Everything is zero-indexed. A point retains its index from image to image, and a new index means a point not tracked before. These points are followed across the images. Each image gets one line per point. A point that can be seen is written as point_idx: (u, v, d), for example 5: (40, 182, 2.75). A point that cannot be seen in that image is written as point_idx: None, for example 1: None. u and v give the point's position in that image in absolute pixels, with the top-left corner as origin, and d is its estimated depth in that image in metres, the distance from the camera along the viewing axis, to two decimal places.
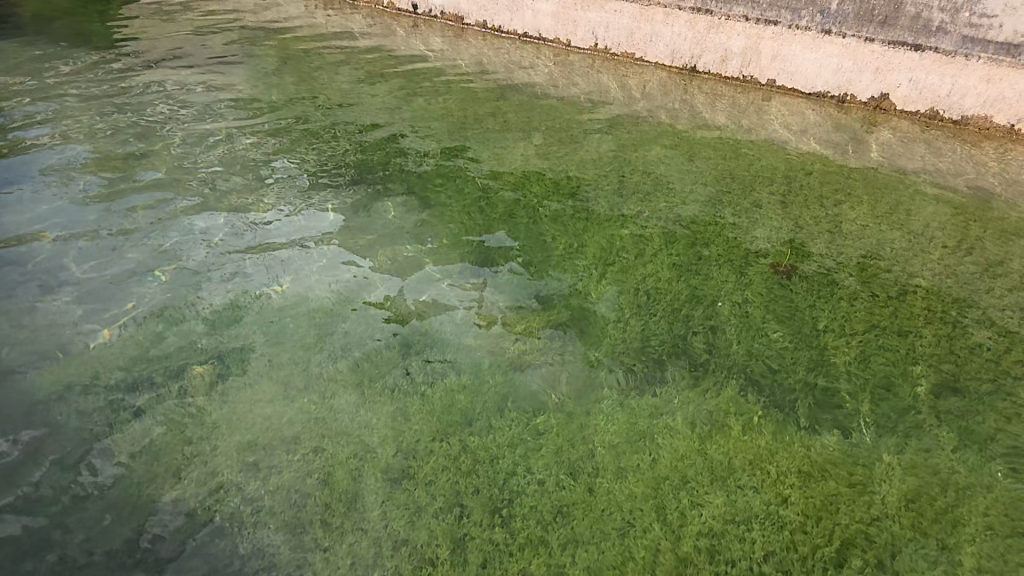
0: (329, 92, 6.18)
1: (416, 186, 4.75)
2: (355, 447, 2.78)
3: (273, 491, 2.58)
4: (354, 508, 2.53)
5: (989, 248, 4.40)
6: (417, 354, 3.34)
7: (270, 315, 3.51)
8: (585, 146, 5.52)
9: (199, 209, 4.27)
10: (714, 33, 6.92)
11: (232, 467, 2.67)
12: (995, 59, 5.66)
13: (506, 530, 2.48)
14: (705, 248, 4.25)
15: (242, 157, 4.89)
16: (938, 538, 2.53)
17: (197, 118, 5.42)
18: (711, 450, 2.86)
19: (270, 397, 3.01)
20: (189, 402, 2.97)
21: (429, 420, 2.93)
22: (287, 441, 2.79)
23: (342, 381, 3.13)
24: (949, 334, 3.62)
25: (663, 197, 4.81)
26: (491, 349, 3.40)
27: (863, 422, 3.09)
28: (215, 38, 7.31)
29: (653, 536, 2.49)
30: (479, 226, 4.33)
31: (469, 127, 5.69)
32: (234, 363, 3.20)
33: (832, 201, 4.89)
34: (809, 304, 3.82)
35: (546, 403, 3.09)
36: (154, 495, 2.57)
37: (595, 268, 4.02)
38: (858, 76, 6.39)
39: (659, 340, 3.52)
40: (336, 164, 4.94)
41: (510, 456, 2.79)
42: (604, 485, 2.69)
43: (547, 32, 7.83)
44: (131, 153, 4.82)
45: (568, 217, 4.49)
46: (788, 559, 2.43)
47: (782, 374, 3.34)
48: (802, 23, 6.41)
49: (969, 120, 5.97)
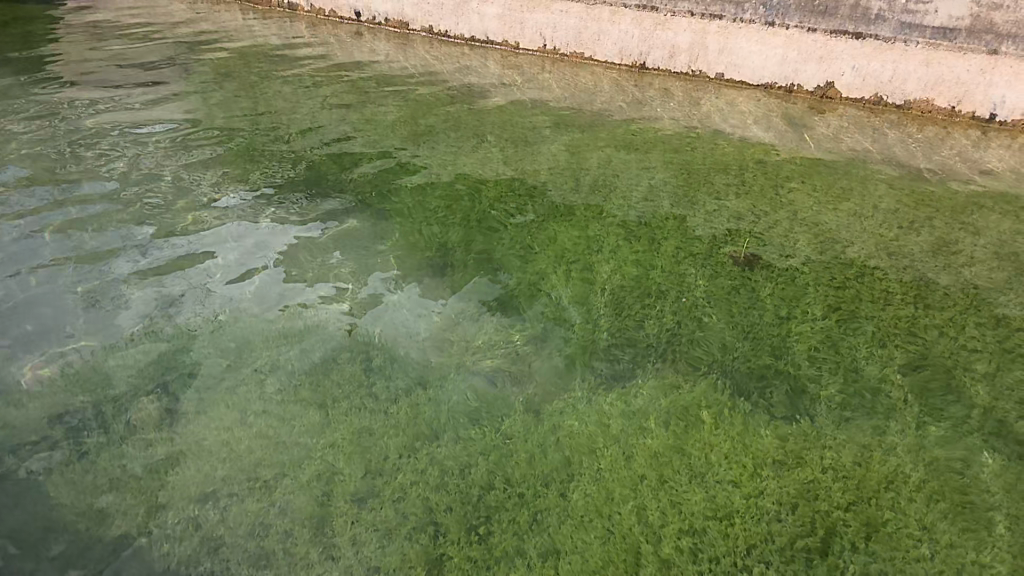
0: (275, 106, 6.02)
1: (371, 196, 4.63)
2: (319, 471, 2.65)
3: (232, 524, 2.43)
4: (321, 533, 2.41)
5: (941, 226, 4.49)
6: (379, 369, 3.22)
7: (221, 339, 3.35)
8: (540, 147, 5.47)
9: (141, 234, 4.06)
10: (661, 30, 6.98)
11: (187, 503, 2.51)
12: (933, 44, 5.86)
13: (480, 545, 2.39)
14: (666, 243, 4.23)
15: (185, 177, 4.70)
16: (915, 516, 2.52)
17: (135, 138, 5.19)
18: (686, 446, 2.80)
19: (224, 424, 2.85)
20: (140, 436, 2.81)
21: (397, 436, 2.81)
22: (246, 470, 2.64)
23: (302, 403, 2.99)
24: (909, 314, 3.67)
25: (620, 194, 4.80)
26: (458, 358, 3.30)
27: (833, 406, 3.09)
28: (150, 55, 7.06)
29: (634, 539, 2.42)
30: (438, 234, 4.24)
31: (422, 134, 5.60)
32: (185, 393, 3.03)
33: (786, 189, 4.94)
34: (771, 292, 3.83)
35: (517, 410, 3.00)
36: (103, 539, 2.39)
37: (557, 269, 3.96)
38: (803, 66, 6.50)
39: (626, 338, 3.47)
40: (286, 178, 4.79)
41: (482, 467, 2.69)
42: (582, 491, 2.61)
43: (494, 35, 7.78)
44: (64, 178, 4.57)
45: (527, 220, 4.43)
46: (769, 551, 2.39)
47: (751, 364, 3.32)
48: (745, 16, 6.51)
49: (912, 104, 6.15)
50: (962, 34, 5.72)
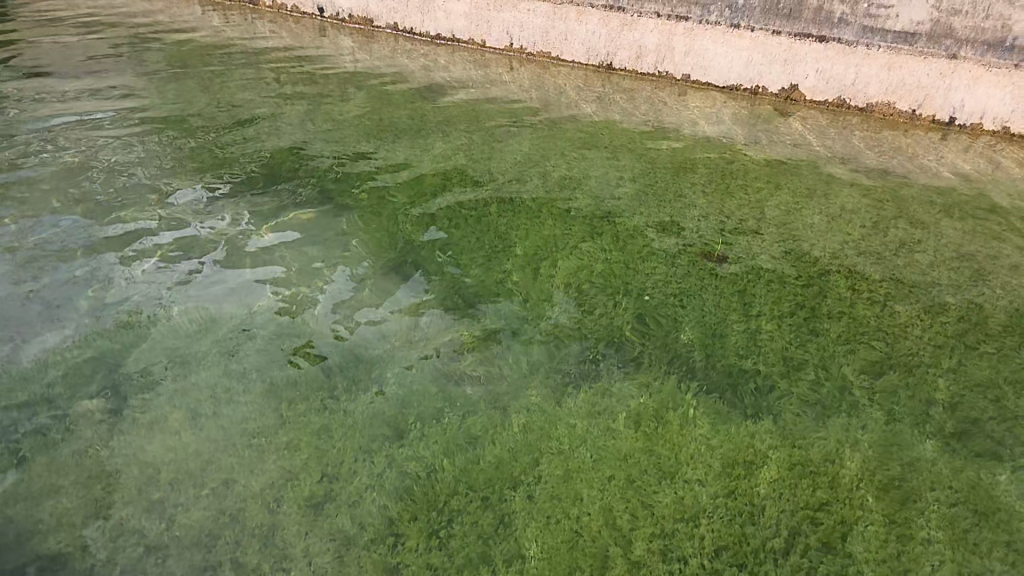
0: (233, 101, 5.86)
1: (333, 193, 4.51)
2: (273, 476, 2.51)
3: (179, 534, 2.29)
4: (273, 542, 2.27)
5: (903, 226, 4.54)
6: (339, 368, 3.10)
7: (172, 338, 3.20)
8: (506, 145, 5.41)
9: (88, 230, 3.87)
10: (628, 30, 6.99)
11: (132, 510, 2.37)
12: (894, 47, 5.96)
13: (443, 550, 2.29)
14: (632, 241, 4.19)
15: (138, 171, 4.52)
16: (885, 515, 2.49)
17: (85, 132, 4.98)
18: (656, 447, 2.74)
19: (172, 428, 2.70)
20: (83, 439, 2.65)
21: (355, 438, 2.70)
22: (194, 475, 2.50)
23: (256, 404, 2.85)
24: (875, 312, 3.68)
25: (587, 193, 4.76)
26: (420, 356, 3.20)
27: (801, 403, 3.06)
28: (102, 48, 6.81)
29: (605, 542, 2.34)
30: (402, 231, 4.14)
31: (387, 131, 5.50)
32: (132, 394, 2.87)
33: (752, 188, 4.96)
34: (738, 290, 3.81)
35: (481, 411, 2.90)
36: (39, 549, 2.24)
37: (524, 267, 3.89)
38: (768, 68, 6.56)
39: (595, 337, 3.40)
40: (244, 174, 4.65)
41: (446, 471, 2.59)
42: (549, 491, 2.53)
43: (460, 32, 7.72)
44: (7, 172, 4.35)
45: (492, 218, 4.34)
46: (741, 553, 2.33)
47: (718, 362, 3.29)
48: (711, 18, 6.54)
49: (874, 107, 6.26)
50: (923, 38, 5.81)
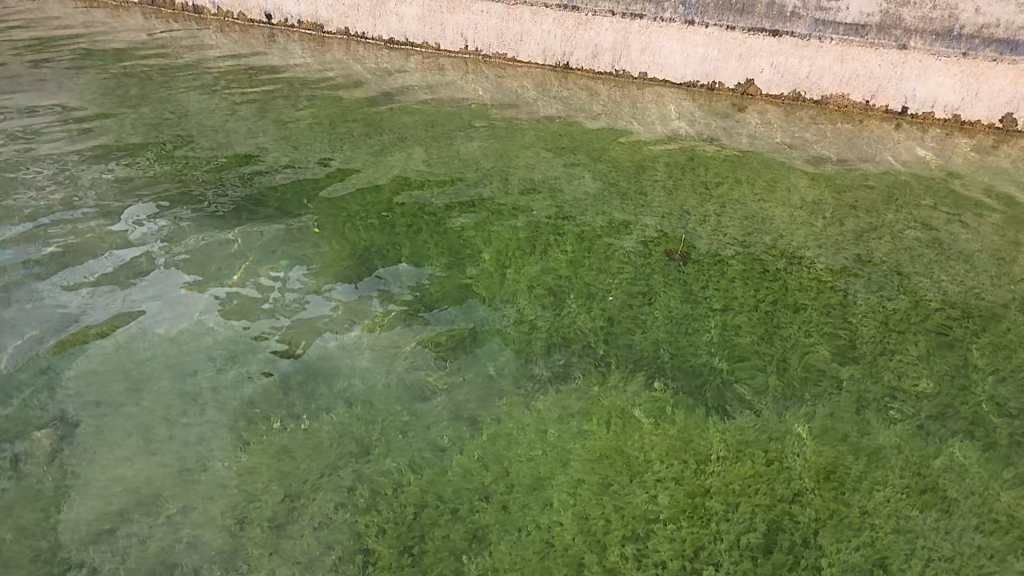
0: (180, 112, 5.67)
1: (288, 203, 4.38)
2: (232, 501, 2.39)
3: (133, 566, 2.16)
4: (234, 569, 2.16)
5: (863, 215, 4.59)
6: (299, 385, 2.97)
7: (123, 360, 3.04)
8: (465, 149, 5.33)
9: (30, 250, 3.69)
10: (584, 29, 6.96)
11: (81, 543, 2.23)
12: (846, 39, 6.05)
13: (413, 568, 2.20)
14: (597, 242, 4.14)
15: (83, 188, 4.34)
16: (858, 505, 2.47)
17: (23, 148, 4.76)
18: (628, 448, 2.68)
19: (123, 456, 2.55)
20: (26, 473, 2.48)
21: (319, 455, 2.59)
22: (149, 503, 2.36)
23: (212, 427, 2.71)
24: (839, 302, 3.69)
25: (549, 194, 4.70)
26: (382, 368, 3.10)
27: (771, 397, 3.03)
28: (41, 61, 6.56)
29: (579, 550, 2.27)
30: (360, 240, 4.03)
31: (341, 138, 5.38)
32: (79, 421, 2.72)
33: (714, 184, 4.97)
34: (703, 286, 3.78)
35: (448, 423, 2.81)
36: None
37: (488, 271, 3.81)
38: (723, 63, 6.60)
39: (562, 339, 3.34)
40: (194, 187, 4.49)
41: (415, 484, 2.49)
42: (520, 500, 2.45)
43: (413, 35, 7.63)
44: None
45: (454, 223, 4.26)
46: (717, 552, 2.28)
47: (687, 359, 3.25)
48: (666, 15, 6.57)
49: (829, 99, 6.34)
50: (873, 30, 5.92)
